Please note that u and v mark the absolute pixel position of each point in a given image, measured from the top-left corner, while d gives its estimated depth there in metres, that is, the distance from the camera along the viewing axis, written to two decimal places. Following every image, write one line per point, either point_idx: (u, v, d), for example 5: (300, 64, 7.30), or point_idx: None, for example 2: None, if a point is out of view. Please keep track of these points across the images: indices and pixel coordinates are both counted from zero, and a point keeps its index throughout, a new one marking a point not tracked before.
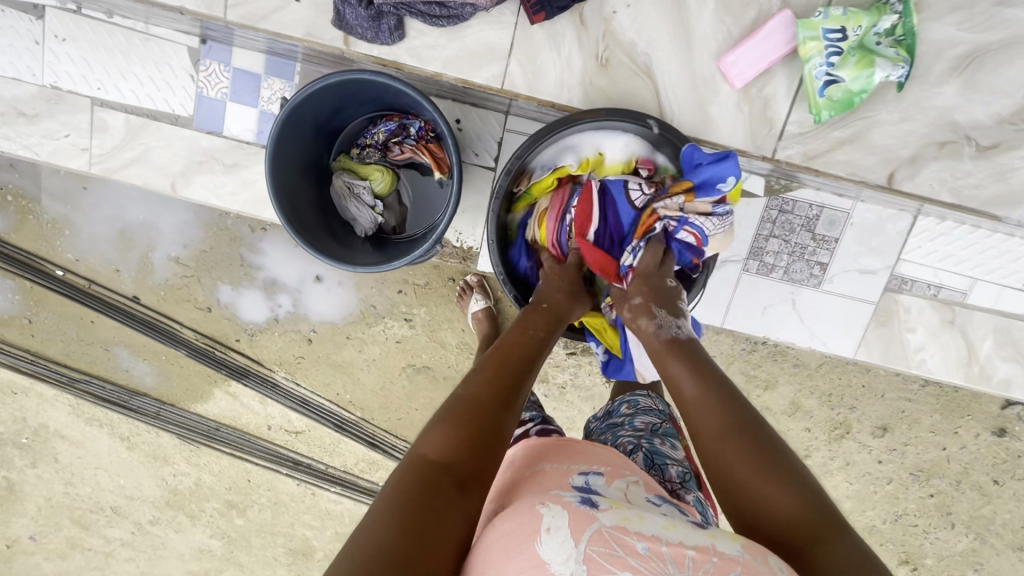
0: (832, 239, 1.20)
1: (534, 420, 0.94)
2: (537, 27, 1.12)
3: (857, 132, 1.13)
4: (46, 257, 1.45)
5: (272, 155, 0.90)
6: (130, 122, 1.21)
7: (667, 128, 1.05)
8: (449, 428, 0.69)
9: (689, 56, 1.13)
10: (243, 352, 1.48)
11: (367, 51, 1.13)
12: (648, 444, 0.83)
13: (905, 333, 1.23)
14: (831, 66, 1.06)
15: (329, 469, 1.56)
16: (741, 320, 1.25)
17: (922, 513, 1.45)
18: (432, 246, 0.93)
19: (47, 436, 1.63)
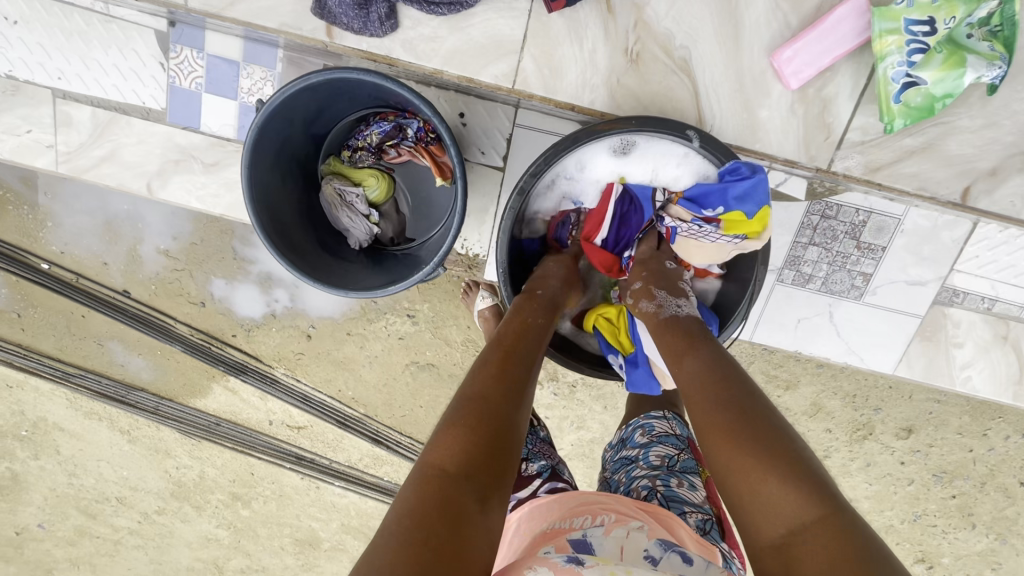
0: (879, 248, 1.10)
1: (544, 473, 0.83)
2: (555, 15, 1.01)
3: (930, 141, 1.03)
4: (29, 250, 1.38)
5: (250, 165, 0.81)
6: (97, 116, 1.11)
7: (709, 142, 0.91)
8: (457, 432, 0.66)
9: (737, 50, 1.02)
10: (240, 347, 1.42)
11: (356, 44, 1.02)
12: (664, 489, 0.77)
13: (952, 348, 1.15)
14: (912, 66, 0.95)
15: (333, 464, 1.52)
16: (772, 334, 1.16)
17: (942, 513, 1.41)
18: (434, 271, 0.85)
19: (46, 429, 1.60)
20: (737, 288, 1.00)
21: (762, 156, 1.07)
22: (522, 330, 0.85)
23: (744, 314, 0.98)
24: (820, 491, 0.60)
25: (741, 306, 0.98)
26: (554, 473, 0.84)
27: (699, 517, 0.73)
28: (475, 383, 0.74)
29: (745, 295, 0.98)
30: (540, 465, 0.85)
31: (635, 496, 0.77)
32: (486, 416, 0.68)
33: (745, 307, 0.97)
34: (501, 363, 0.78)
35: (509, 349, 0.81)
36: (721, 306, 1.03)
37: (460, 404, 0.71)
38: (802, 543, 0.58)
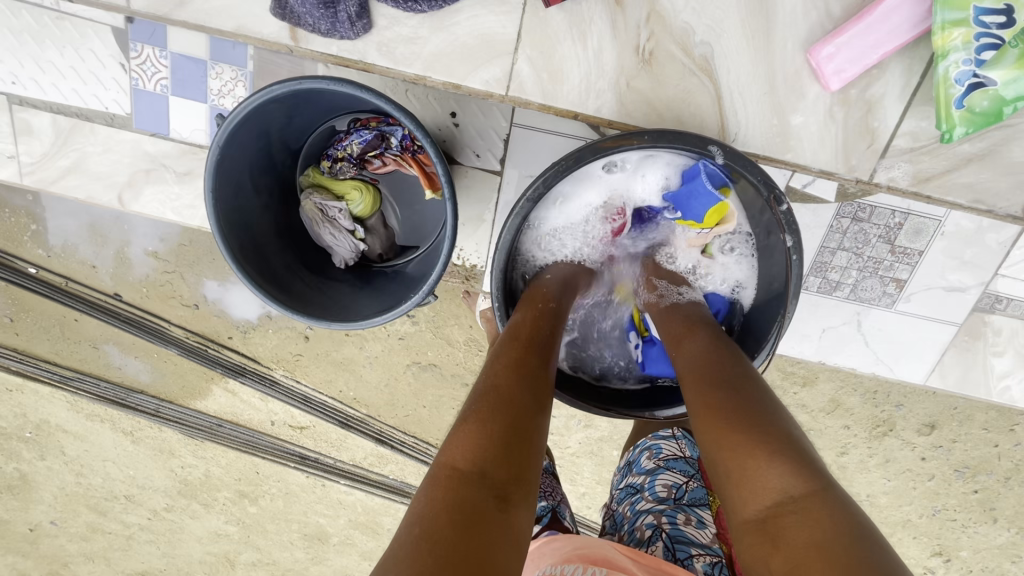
0: (916, 252, 1.02)
1: (543, 518, 0.78)
2: (554, 10, 0.92)
3: (990, 147, 0.94)
4: (14, 253, 1.33)
5: (217, 186, 0.74)
6: (58, 124, 1.04)
7: (737, 157, 0.75)
8: (474, 428, 0.61)
9: (768, 46, 0.93)
10: (238, 350, 1.38)
11: (324, 48, 0.93)
12: (670, 528, 0.72)
13: (990, 357, 1.08)
14: (982, 65, 0.84)
15: (338, 463, 1.50)
16: (797, 343, 1.10)
17: (962, 508, 1.37)
18: (427, 297, 0.79)
19: (50, 431, 1.59)
20: (768, 313, 0.86)
21: (793, 167, 0.97)
22: (539, 317, 0.80)
23: (775, 342, 0.83)
24: (810, 468, 0.57)
25: (772, 333, 0.84)
26: (554, 519, 0.79)
27: (706, 560, 0.69)
28: (489, 376, 0.69)
29: (776, 320, 0.83)
30: (539, 507, 0.80)
31: (639, 536, 0.73)
32: (500, 411, 0.63)
33: (775, 335, 0.82)
34: (515, 353, 0.73)
35: (525, 340, 0.76)
36: (748, 330, 0.89)
37: (474, 399, 0.66)
38: (788, 515, 0.55)
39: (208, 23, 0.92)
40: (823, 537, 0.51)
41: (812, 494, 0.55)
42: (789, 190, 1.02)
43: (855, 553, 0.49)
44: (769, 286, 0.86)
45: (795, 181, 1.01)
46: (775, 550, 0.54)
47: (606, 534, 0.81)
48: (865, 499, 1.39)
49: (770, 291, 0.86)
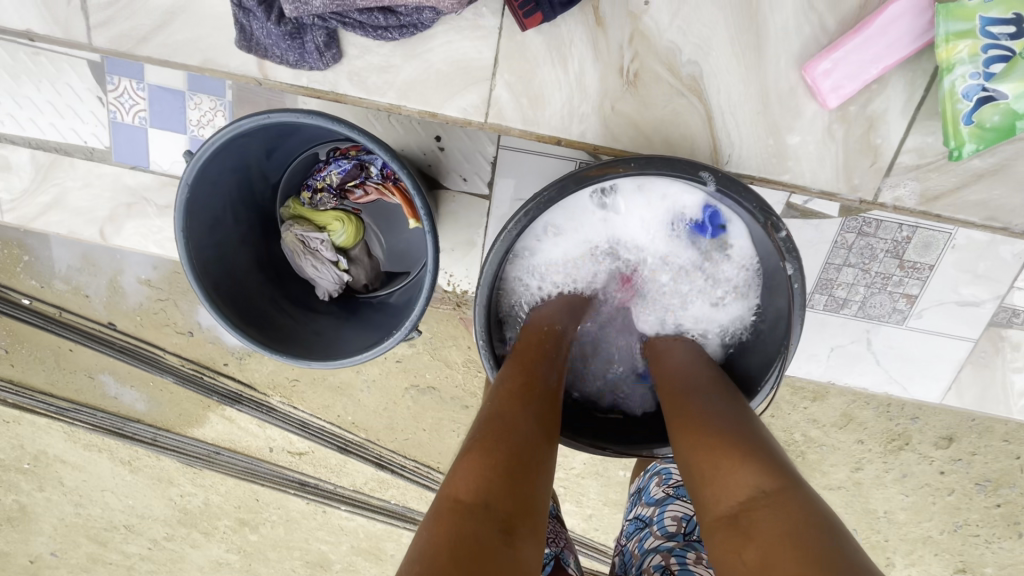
0: (926, 266, 0.98)
1: (547, 565, 0.74)
2: (531, 33, 0.89)
3: (1003, 161, 0.90)
4: (7, 285, 1.32)
5: (189, 225, 0.72)
6: (37, 158, 1.03)
7: (729, 184, 0.70)
8: (477, 457, 0.58)
9: (761, 58, 0.89)
10: (234, 376, 1.36)
11: (293, 80, 0.92)
12: (679, 569, 0.67)
13: (1009, 372, 1.03)
14: (991, 78, 0.79)
15: (338, 489, 1.47)
16: (805, 363, 1.07)
17: (985, 522, 1.32)
18: (411, 332, 0.77)
19: (48, 461, 1.57)
20: (772, 344, 0.79)
21: (792, 187, 0.94)
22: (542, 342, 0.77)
23: (779, 375, 0.77)
24: (782, 468, 0.56)
25: (776, 366, 0.77)
26: (558, 566, 0.74)
27: None
28: (492, 403, 0.67)
29: (778, 357, 0.76)
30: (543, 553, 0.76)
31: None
32: (505, 440, 0.61)
33: (778, 369, 0.76)
34: (519, 378, 0.71)
35: (530, 366, 0.73)
36: (749, 364, 0.83)
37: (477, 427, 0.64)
38: (760, 509, 0.53)
39: (172, 58, 0.91)
40: (794, 525, 0.49)
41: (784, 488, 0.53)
42: (788, 207, 0.99)
43: (824, 538, 0.48)
44: (775, 318, 0.80)
45: (796, 198, 0.98)
46: (748, 544, 0.51)
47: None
48: (883, 515, 1.34)
49: (773, 323, 0.80)
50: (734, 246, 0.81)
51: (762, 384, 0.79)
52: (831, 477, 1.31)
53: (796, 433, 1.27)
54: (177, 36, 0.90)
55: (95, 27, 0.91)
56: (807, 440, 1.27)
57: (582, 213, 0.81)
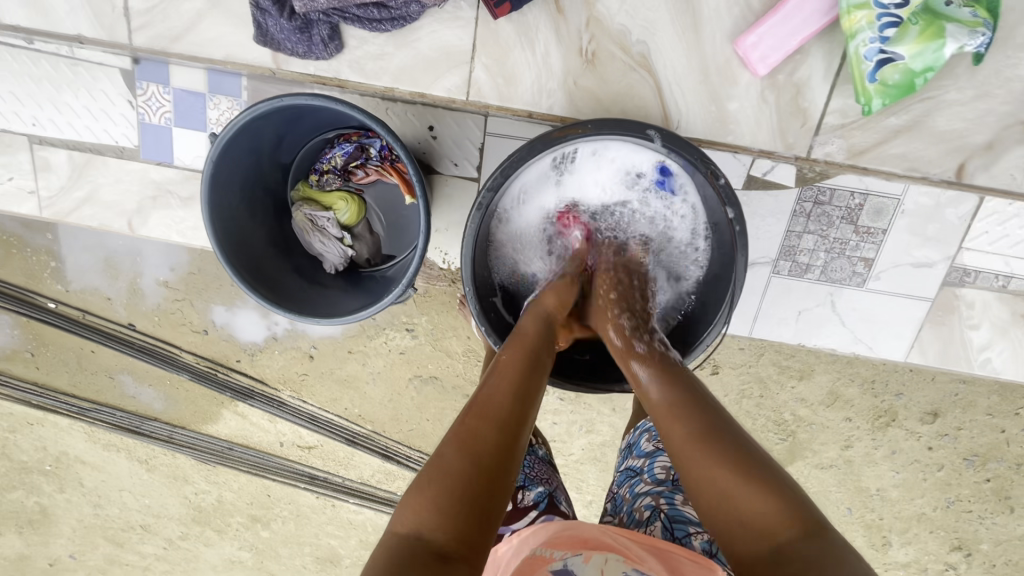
0: (879, 231, 1.02)
1: (540, 504, 0.79)
2: (503, 20, 0.96)
3: (916, 118, 0.97)
4: (35, 290, 1.40)
5: (212, 200, 0.80)
6: (74, 159, 1.08)
7: (675, 141, 0.79)
8: (425, 494, 0.60)
9: (697, 39, 0.96)
10: (246, 372, 1.43)
11: (302, 68, 0.99)
12: (668, 508, 0.73)
13: (966, 331, 1.07)
14: (885, 41, 0.88)
15: (346, 482, 1.52)
16: (773, 328, 1.10)
17: (977, 498, 1.34)
18: (407, 292, 0.84)
19: (69, 462, 1.63)
20: (721, 283, 0.88)
21: (733, 149, 1.00)
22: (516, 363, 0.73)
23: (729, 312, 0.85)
24: (791, 503, 0.59)
25: (726, 302, 0.85)
26: (550, 504, 0.80)
27: (705, 538, 0.69)
28: (450, 443, 0.64)
29: (728, 292, 0.84)
30: (536, 494, 0.81)
31: (638, 518, 0.75)
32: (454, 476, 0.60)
33: (728, 303, 0.84)
34: (482, 409, 0.67)
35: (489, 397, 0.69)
36: (704, 302, 0.91)
37: (432, 472, 0.61)
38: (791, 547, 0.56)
39: (201, 53, 0.99)
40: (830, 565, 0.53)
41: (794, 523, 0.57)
42: (749, 180, 1.01)
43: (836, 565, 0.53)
44: (722, 264, 0.88)
45: (756, 169, 1.01)
46: None
47: (606, 515, 0.83)
48: (876, 493, 1.37)
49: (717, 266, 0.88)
50: (682, 202, 0.89)
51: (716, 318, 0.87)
52: (822, 456, 1.35)
53: (786, 412, 1.31)
54: (204, 35, 0.99)
55: (136, 30, 0.99)
56: (796, 419, 1.32)
57: (551, 179, 0.89)
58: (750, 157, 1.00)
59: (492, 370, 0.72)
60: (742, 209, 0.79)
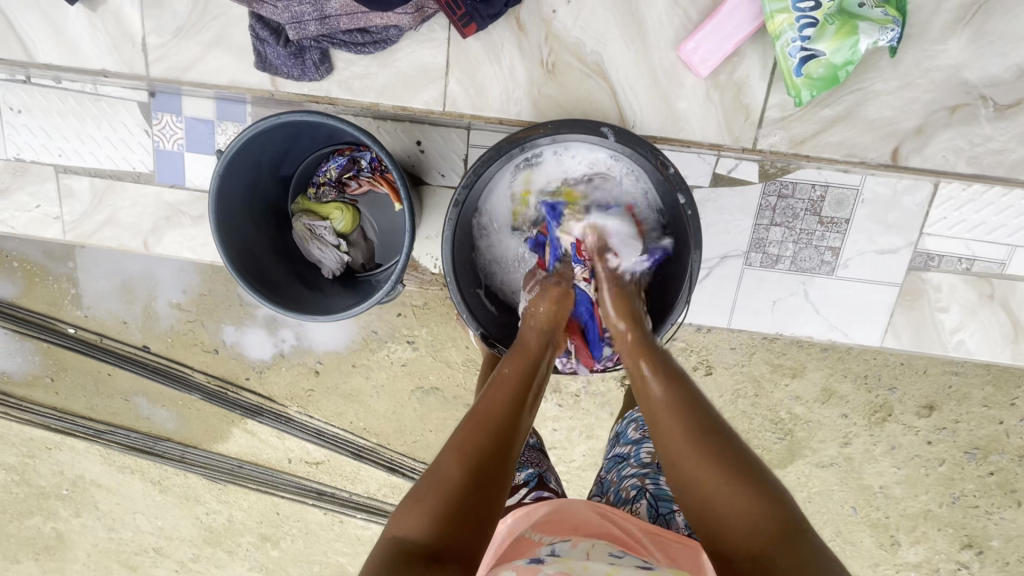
0: (842, 221, 1.07)
1: (530, 482, 0.84)
2: (472, 39, 1.02)
3: (848, 108, 1.01)
4: (56, 316, 1.48)
5: (218, 210, 0.87)
6: (95, 186, 1.17)
7: (628, 136, 0.85)
8: (423, 505, 0.60)
9: (645, 48, 1.01)
10: (254, 389, 1.48)
11: (297, 90, 1.06)
12: (654, 487, 0.80)
13: (937, 314, 1.11)
14: (806, 40, 0.93)
15: (354, 497, 1.53)
16: (750, 318, 1.13)
17: (982, 492, 1.33)
18: (396, 288, 0.90)
19: (85, 486, 1.66)
20: (679, 270, 0.89)
21: (688, 144, 1.05)
22: (517, 374, 0.75)
23: (688, 296, 0.86)
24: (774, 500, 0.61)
25: (684, 286, 0.87)
26: (540, 482, 0.85)
27: None
28: (450, 450, 0.65)
29: (686, 275, 0.86)
30: (527, 473, 0.86)
31: (624, 495, 0.80)
32: (452, 496, 0.60)
33: (687, 287, 0.86)
34: (480, 420, 0.68)
35: (488, 420, 0.68)
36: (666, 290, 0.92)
37: (432, 482, 0.62)
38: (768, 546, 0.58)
39: (208, 81, 1.07)
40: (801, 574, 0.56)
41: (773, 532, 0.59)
42: (716, 177, 1.07)
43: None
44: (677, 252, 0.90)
45: (721, 167, 1.06)
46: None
47: (593, 496, 0.87)
48: (880, 491, 1.36)
49: (676, 254, 0.91)
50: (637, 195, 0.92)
51: (676, 304, 0.88)
52: (822, 454, 1.35)
53: (782, 411, 1.33)
54: (211, 65, 1.06)
55: (152, 63, 1.07)
56: (793, 418, 1.33)
57: (518, 179, 0.93)
58: (714, 155, 1.06)
59: (492, 381, 0.73)
60: (692, 195, 0.84)
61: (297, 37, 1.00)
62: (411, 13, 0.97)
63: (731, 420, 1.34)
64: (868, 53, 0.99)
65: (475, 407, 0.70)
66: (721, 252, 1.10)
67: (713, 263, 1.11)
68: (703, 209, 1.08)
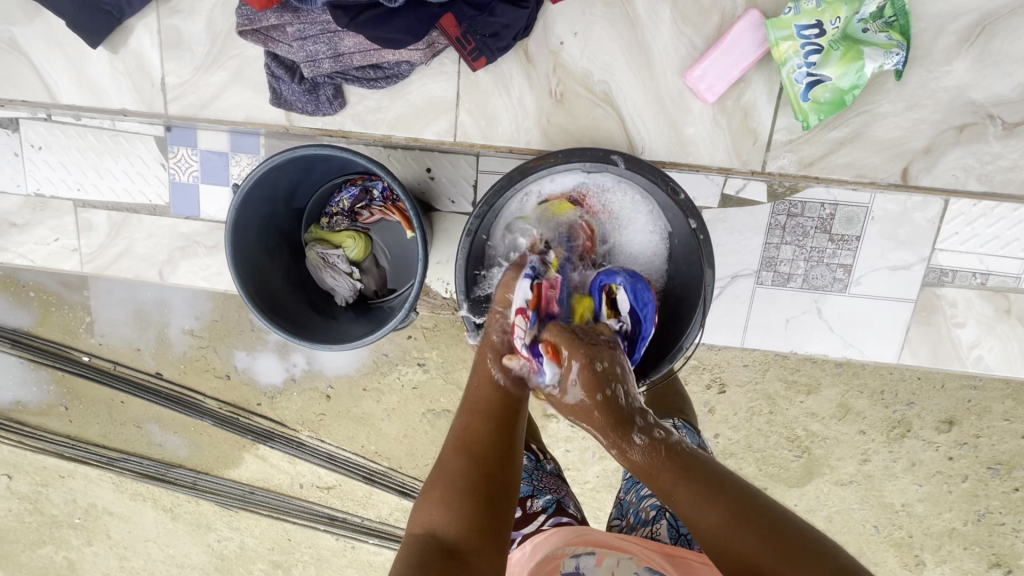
0: (853, 238, 1.07)
1: (548, 508, 0.83)
2: (481, 72, 1.04)
3: (856, 129, 1.02)
4: (72, 345, 1.50)
5: (234, 243, 0.89)
6: (112, 218, 1.19)
7: (639, 164, 0.85)
8: (435, 492, 0.64)
9: (651, 76, 1.02)
10: (267, 415, 1.48)
11: (311, 124, 1.09)
12: (672, 506, 0.78)
13: (953, 329, 1.09)
14: (812, 66, 0.95)
15: (366, 522, 1.52)
16: (763, 337, 1.13)
17: (1007, 509, 1.30)
18: (410, 315, 0.91)
19: (97, 514, 1.65)
20: (692, 291, 0.90)
21: (696, 168, 1.06)
22: (496, 350, 0.79)
23: (701, 320, 0.87)
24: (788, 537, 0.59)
25: (698, 310, 0.87)
26: (559, 508, 0.83)
27: None
28: (452, 442, 0.69)
29: (699, 298, 0.87)
30: (544, 500, 0.85)
31: (644, 516, 0.79)
32: (458, 480, 0.64)
33: (701, 310, 0.86)
34: (470, 408, 0.72)
35: (484, 409, 0.72)
36: (680, 311, 0.92)
37: (436, 474, 0.66)
38: None
39: (225, 116, 1.10)
40: None
41: (817, 572, 0.56)
42: (725, 198, 1.07)
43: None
44: (689, 276, 0.91)
45: (729, 188, 1.07)
46: None
47: (612, 519, 0.85)
48: (901, 509, 1.33)
49: (688, 275, 0.91)
50: (646, 221, 0.94)
51: (690, 327, 0.89)
52: (840, 472, 1.33)
53: (798, 428, 1.31)
54: (227, 101, 1.09)
55: (171, 100, 1.10)
56: (810, 435, 1.31)
57: (526, 203, 0.92)
58: (722, 177, 1.06)
59: (474, 364, 0.78)
60: (704, 219, 0.84)
61: (310, 74, 1.02)
62: (422, 49, 0.99)
63: (746, 438, 1.33)
64: (873, 77, 0.99)
65: (468, 397, 0.75)
66: (732, 271, 1.10)
67: (724, 282, 1.10)
68: (712, 228, 1.08)
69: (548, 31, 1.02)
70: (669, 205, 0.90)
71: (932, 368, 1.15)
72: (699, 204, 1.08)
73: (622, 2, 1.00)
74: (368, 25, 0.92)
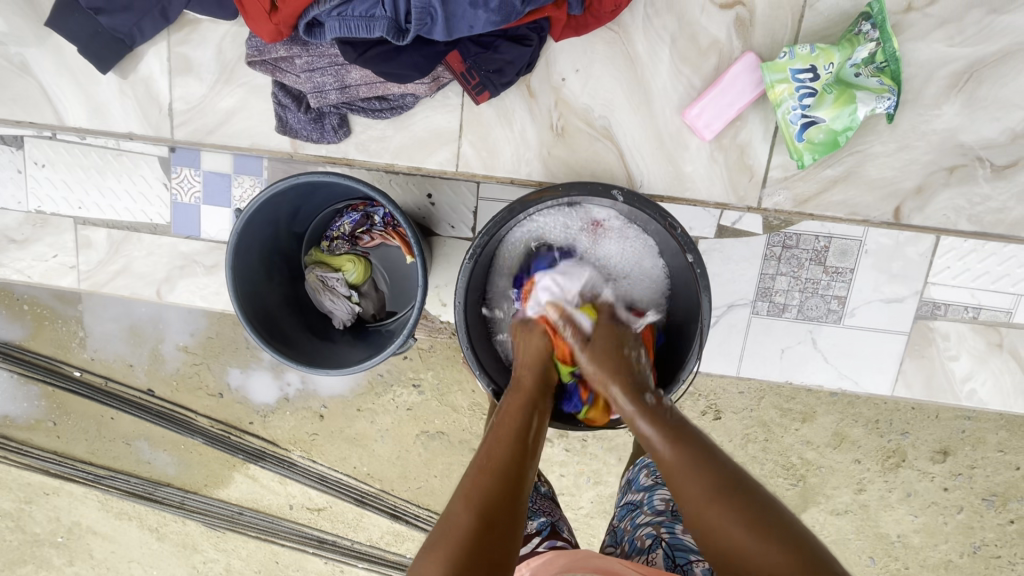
0: (847, 270, 1.08)
1: (543, 531, 0.83)
2: (484, 105, 1.06)
3: (850, 168, 1.04)
4: (63, 359, 1.48)
5: (234, 267, 0.89)
6: (112, 236, 1.19)
7: (637, 199, 0.85)
8: (440, 554, 0.59)
9: (651, 113, 1.05)
10: (258, 434, 1.47)
11: (315, 151, 1.10)
12: (669, 537, 0.76)
13: (947, 362, 1.10)
14: (806, 108, 0.97)
15: (355, 545, 1.49)
16: (758, 366, 1.13)
17: (1003, 541, 1.29)
18: (408, 341, 0.91)
19: (80, 533, 1.61)
20: (690, 325, 0.90)
21: (694, 203, 1.07)
22: (520, 412, 0.76)
23: (699, 352, 0.86)
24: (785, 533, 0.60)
25: (695, 343, 0.87)
26: (552, 531, 0.83)
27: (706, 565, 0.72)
28: (460, 496, 0.65)
29: (696, 333, 0.86)
30: (539, 522, 0.85)
31: (639, 545, 0.78)
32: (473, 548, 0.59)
33: (698, 345, 0.86)
34: (487, 466, 0.68)
35: (496, 465, 0.69)
36: (679, 345, 0.92)
37: (441, 532, 0.61)
38: None
39: (231, 142, 1.11)
40: None
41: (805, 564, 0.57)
42: (721, 229, 1.09)
43: None
44: (688, 315, 0.91)
45: (726, 220, 1.09)
46: None
47: (607, 547, 0.85)
48: (897, 540, 1.32)
49: (685, 308, 0.92)
50: (651, 262, 0.95)
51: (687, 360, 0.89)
52: (836, 501, 1.32)
53: (793, 456, 1.30)
54: (235, 127, 1.11)
55: (178, 125, 1.12)
56: (804, 463, 1.31)
57: (533, 232, 0.95)
58: (718, 211, 1.08)
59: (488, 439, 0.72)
60: (701, 253, 0.84)
61: (317, 104, 1.04)
62: (427, 83, 1.02)
63: (742, 465, 1.32)
64: (866, 118, 1.02)
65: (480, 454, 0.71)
66: (728, 300, 1.11)
67: (720, 311, 1.11)
68: (709, 258, 1.10)
69: (550, 67, 1.04)
70: (667, 239, 0.90)
71: (926, 401, 1.15)
72: (696, 234, 1.10)
73: (622, 42, 1.03)
74: (375, 61, 0.94)
